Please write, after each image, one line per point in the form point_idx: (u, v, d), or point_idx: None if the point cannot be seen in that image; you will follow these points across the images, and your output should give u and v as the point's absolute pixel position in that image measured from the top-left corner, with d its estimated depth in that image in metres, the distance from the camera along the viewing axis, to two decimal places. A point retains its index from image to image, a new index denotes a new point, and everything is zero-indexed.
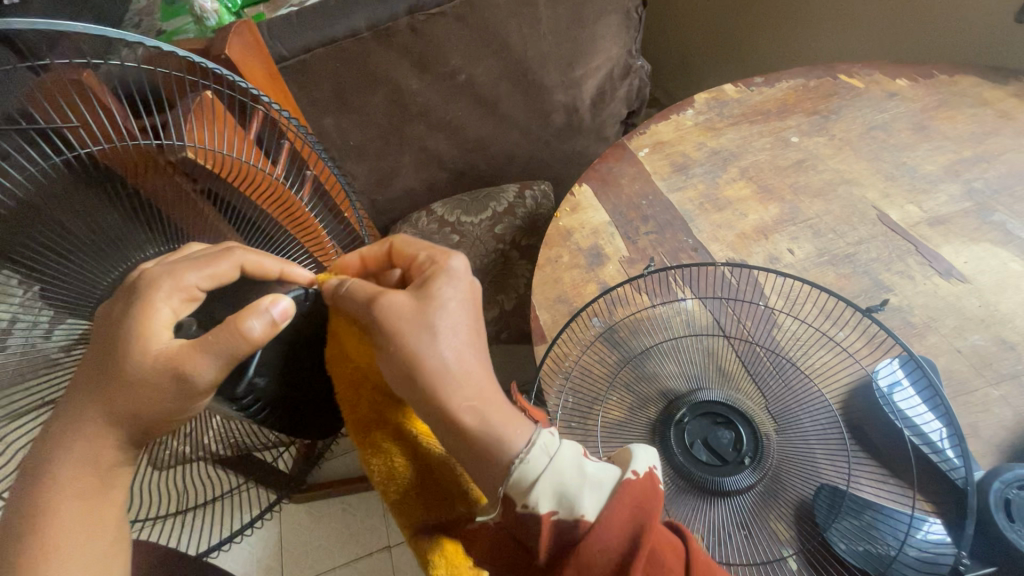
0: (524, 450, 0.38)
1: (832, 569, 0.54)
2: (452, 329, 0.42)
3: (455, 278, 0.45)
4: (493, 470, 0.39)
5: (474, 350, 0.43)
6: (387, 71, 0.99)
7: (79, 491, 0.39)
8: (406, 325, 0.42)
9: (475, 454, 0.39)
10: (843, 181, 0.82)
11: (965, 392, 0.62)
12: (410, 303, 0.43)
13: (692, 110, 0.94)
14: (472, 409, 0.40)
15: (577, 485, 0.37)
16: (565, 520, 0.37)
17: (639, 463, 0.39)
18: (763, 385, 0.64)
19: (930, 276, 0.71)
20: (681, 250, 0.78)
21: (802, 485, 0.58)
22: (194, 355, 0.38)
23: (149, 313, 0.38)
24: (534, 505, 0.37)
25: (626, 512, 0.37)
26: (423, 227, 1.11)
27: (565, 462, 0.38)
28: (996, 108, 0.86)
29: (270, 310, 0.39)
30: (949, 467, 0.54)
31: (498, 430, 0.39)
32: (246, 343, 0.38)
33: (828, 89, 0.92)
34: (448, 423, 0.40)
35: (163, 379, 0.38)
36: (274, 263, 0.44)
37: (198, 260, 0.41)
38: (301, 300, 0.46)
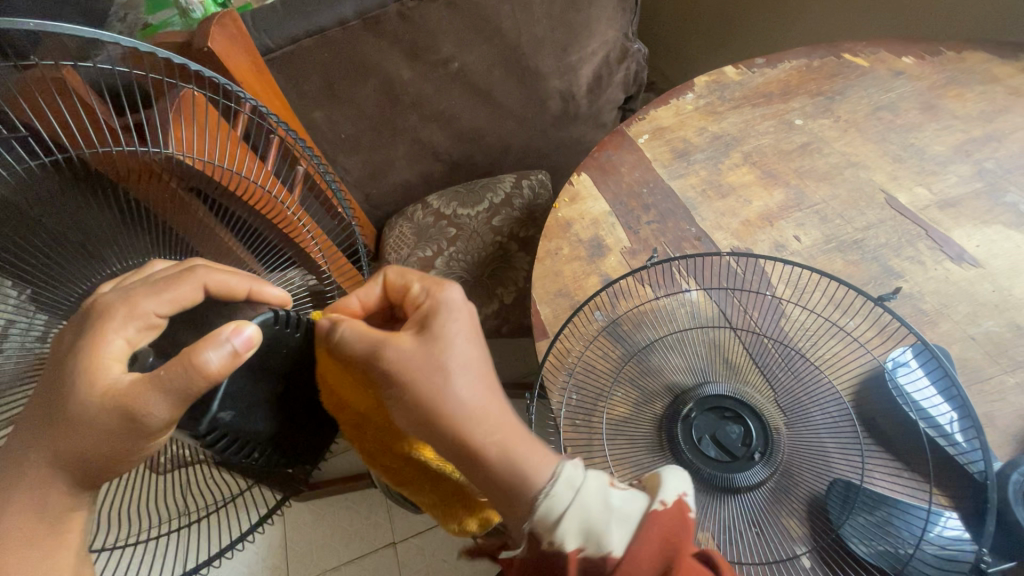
0: (548, 486, 0.39)
1: (847, 567, 0.52)
2: (463, 365, 0.42)
3: (458, 312, 0.44)
4: (517, 506, 0.40)
5: (486, 384, 0.43)
6: (376, 60, 0.96)
7: (35, 527, 0.38)
8: (418, 367, 0.41)
9: (501, 487, 0.40)
10: (848, 164, 0.79)
11: (980, 381, 0.60)
12: (418, 345, 0.42)
13: (692, 94, 0.91)
14: (495, 444, 0.40)
15: (605, 520, 0.39)
16: (591, 556, 0.39)
17: (667, 493, 0.41)
18: (772, 378, 0.63)
19: (941, 261, 0.69)
20: (684, 240, 0.76)
21: (813, 480, 0.57)
22: (142, 392, 0.35)
23: (99, 345, 0.37)
24: (560, 540, 0.39)
25: (655, 544, 0.39)
26: (419, 221, 1.09)
27: (591, 496, 0.39)
28: (1006, 84, 0.83)
29: (231, 340, 0.36)
30: (966, 459, 0.53)
31: (524, 459, 0.40)
32: (202, 377, 0.35)
33: (833, 68, 0.90)
34: (475, 460, 0.40)
35: (110, 416, 0.36)
36: (240, 281, 0.41)
37: (156, 284, 0.38)
38: (272, 325, 0.41)
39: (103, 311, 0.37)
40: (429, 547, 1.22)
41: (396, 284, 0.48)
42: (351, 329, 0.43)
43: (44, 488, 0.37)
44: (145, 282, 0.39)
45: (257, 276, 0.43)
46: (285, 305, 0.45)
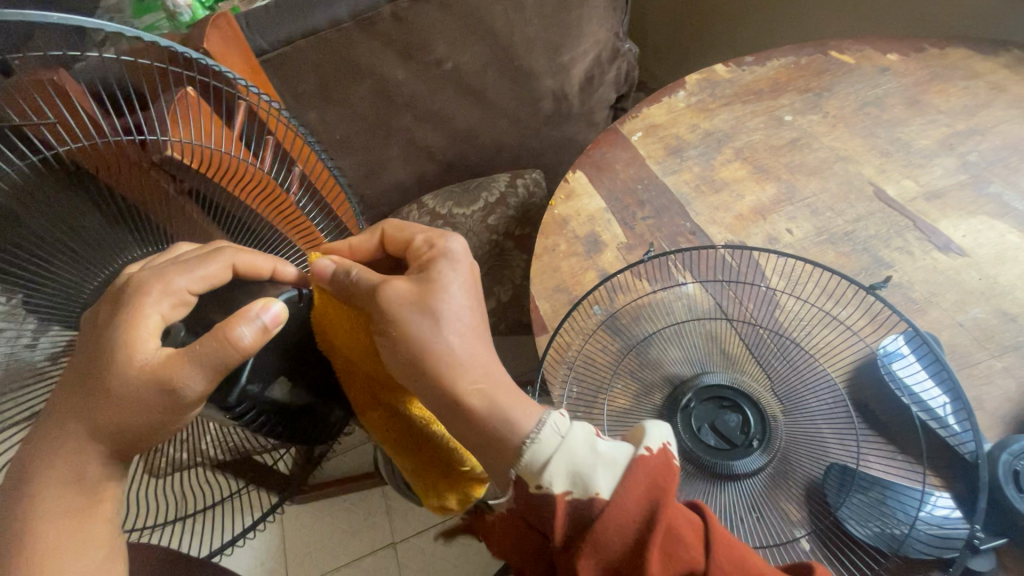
0: (536, 431, 0.39)
1: (845, 548, 0.54)
2: (456, 315, 0.43)
3: (457, 264, 0.46)
4: (501, 449, 0.41)
5: (478, 336, 0.44)
6: (370, 61, 0.97)
7: (66, 509, 0.39)
8: (410, 312, 0.43)
9: (486, 432, 0.41)
10: (838, 159, 0.81)
11: (969, 365, 0.62)
12: (413, 290, 0.44)
13: (683, 92, 0.92)
14: (480, 392, 0.41)
15: (590, 464, 0.38)
16: (578, 500, 0.38)
17: (653, 439, 0.40)
18: (768, 367, 0.64)
19: (929, 251, 0.71)
20: (679, 234, 0.77)
21: (810, 465, 0.58)
22: (180, 365, 0.37)
23: (139, 318, 0.38)
24: (547, 485, 0.38)
25: (640, 488, 0.37)
26: (414, 221, 1.09)
27: (576, 442, 0.39)
28: (988, 80, 0.86)
29: (261, 316, 0.38)
30: (957, 441, 0.54)
31: (510, 407, 0.41)
32: (237, 351, 0.38)
33: (820, 66, 0.92)
34: (460, 410, 0.42)
35: (146, 389, 0.38)
36: (265, 262, 0.44)
37: (186, 264, 0.40)
38: (294, 300, 0.47)
39: (137, 288, 0.38)
40: (430, 547, 1.22)
41: (396, 237, 0.51)
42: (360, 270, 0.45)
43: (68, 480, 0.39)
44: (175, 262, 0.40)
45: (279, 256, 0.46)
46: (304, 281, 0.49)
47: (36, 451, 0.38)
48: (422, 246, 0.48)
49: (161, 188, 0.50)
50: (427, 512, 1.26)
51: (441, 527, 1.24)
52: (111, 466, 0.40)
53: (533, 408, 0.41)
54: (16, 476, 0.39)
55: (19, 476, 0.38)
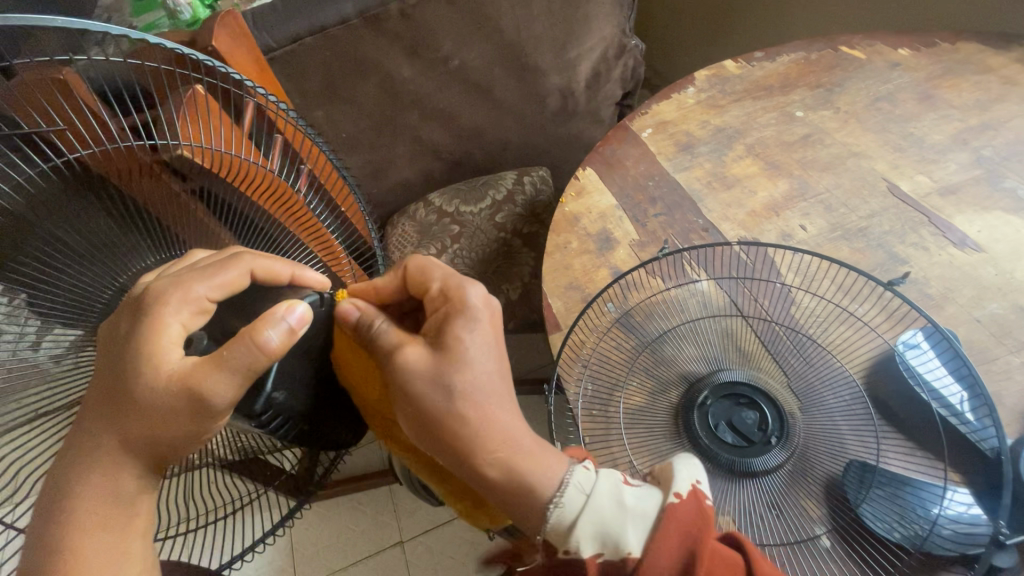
0: (558, 496, 0.39)
1: (867, 545, 0.54)
2: (474, 383, 0.41)
3: (479, 323, 0.44)
4: (525, 515, 0.40)
5: (501, 401, 0.42)
6: (377, 59, 0.96)
7: (101, 515, 0.39)
8: (425, 384, 0.41)
9: (505, 499, 0.40)
10: (850, 154, 0.81)
11: (987, 361, 0.62)
12: (430, 359, 0.42)
13: (693, 88, 0.92)
14: (497, 462, 0.40)
15: (619, 522, 0.38)
16: (611, 559, 0.38)
17: (682, 485, 0.40)
18: (785, 364, 0.64)
19: (944, 247, 0.70)
20: (691, 231, 0.77)
21: (830, 462, 0.58)
22: (210, 373, 0.37)
23: (160, 328, 0.38)
24: (576, 549, 0.39)
25: (673, 541, 0.37)
26: (422, 219, 1.09)
27: (602, 498, 0.39)
28: (1000, 74, 0.85)
29: (287, 318, 0.38)
30: (977, 437, 0.55)
31: (528, 476, 0.40)
32: (264, 355, 0.38)
33: (831, 61, 0.91)
34: (477, 479, 0.41)
35: (176, 397, 0.38)
36: (284, 265, 0.43)
37: (205, 270, 0.40)
38: (317, 306, 0.45)
39: (157, 299, 0.38)
40: (439, 546, 1.22)
41: (416, 279, 0.48)
42: (383, 329, 0.45)
43: (95, 483, 0.39)
44: (193, 268, 0.40)
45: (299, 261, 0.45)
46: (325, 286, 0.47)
47: (73, 450, 0.39)
48: (441, 298, 0.45)
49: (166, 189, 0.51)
50: (435, 511, 1.26)
51: (450, 525, 1.24)
52: (144, 465, 0.41)
53: (553, 468, 0.40)
54: (52, 476, 0.39)
55: (55, 476, 0.39)
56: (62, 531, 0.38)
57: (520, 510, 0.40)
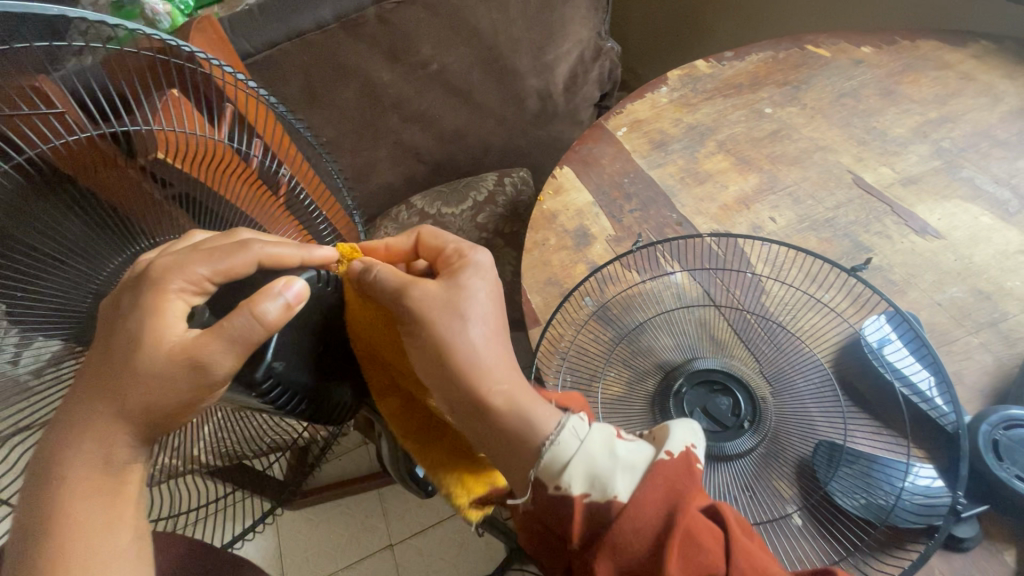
0: (555, 433, 0.40)
1: (836, 521, 0.55)
2: (481, 319, 0.45)
3: (484, 270, 0.47)
4: (521, 450, 0.41)
5: (500, 340, 0.45)
6: (356, 62, 0.97)
7: (92, 489, 0.40)
8: (437, 312, 0.44)
9: (503, 433, 0.42)
10: (817, 148, 0.83)
11: (948, 342, 0.64)
12: (440, 295, 0.45)
13: (666, 87, 0.94)
14: (503, 392, 0.42)
15: (609, 466, 0.38)
16: (597, 501, 0.38)
17: (674, 443, 0.39)
18: (756, 350, 0.66)
19: (907, 235, 0.73)
20: (666, 225, 0.79)
21: (800, 443, 0.60)
22: (210, 345, 0.38)
23: (162, 304, 0.39)
24: (565, 486, 0.38)
25: (659, 491, 0.37)
26: (403, 221, 1.09)
27: (596, 443, 0.39)
28: (958, 70, 0.89)
29: (284, 293, 0.39)
30: (938, 414, 0.57)
31: (528, 408, 0.42)
32: (263, 327, 0.39)
33: (797, 59, 0.94)
34: (479, 409, 0.42)
35: (177, 370, 0.39)
36: (294, 252, 0.44)
37: (211, 254, 0.41)
38: (316, 282, 0.47)
39: (160, 274, 0.39)
40: (427, 547, 1.22)
41: (431, 242, 0.51)
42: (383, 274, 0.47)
43: (82, 476, 0.40)
44: (198, 249, 0.41)
45: (308, 246, 0.46)
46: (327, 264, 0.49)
47: (63, 431, 0.39)
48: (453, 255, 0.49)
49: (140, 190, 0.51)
50: (424, 513, 1.26)
51: (437, 527, 1.24)
52: (134, 450, 0.41)
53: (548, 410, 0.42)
54: (39, 465, 0.40)
55: (43, 465, 0.40)
56: (53, 519, 0.39)
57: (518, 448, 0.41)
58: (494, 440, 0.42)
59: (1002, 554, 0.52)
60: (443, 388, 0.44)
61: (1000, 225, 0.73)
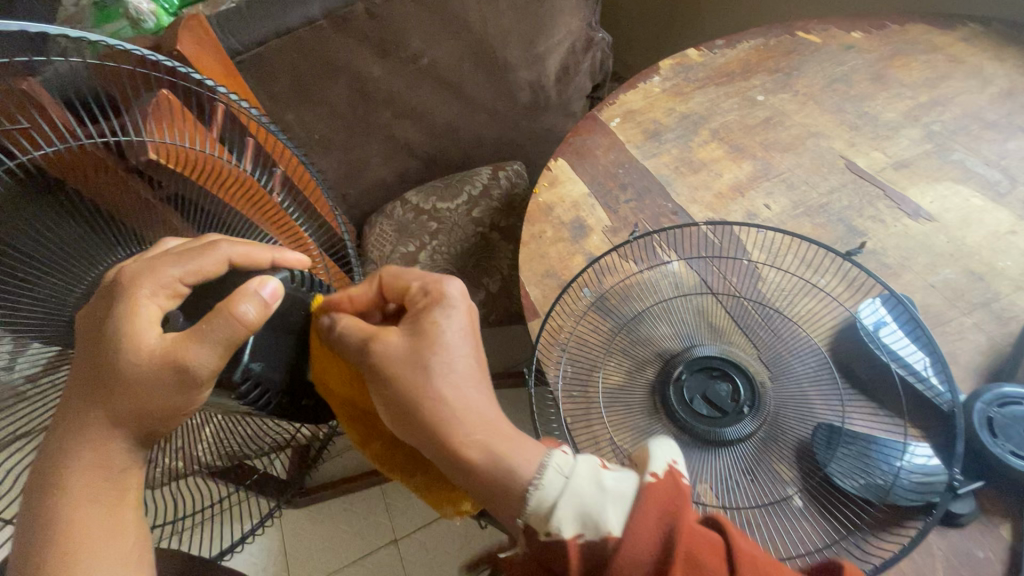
0: (538, 476, 0.38)
1: (837, 502, 0.56)
2: (452, 367, 0.42)
3: (457, 310, 0.44)
4: (506, 504, 0.39)
5: (478, 386, 0.42)
6: (347, 58, 0.96)
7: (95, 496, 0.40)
8: (402, 367, 0.42)
9: (497, 492, 0.39)
10: (810, 135, 0.84)
11: (942, 323, 0.65)
12: (405, 346, 0.42)
13: (658, 77, 0.94)
14: (478, 443, 0.40)
15: (598, 500, 0.37)
16: (592, 541, 0.36)
17: (657, 464, 0.39)
18: (754, 336, 0.66)
19: (900, 219, 0.74)
20: (661, 215, 0.79)
21: (799, 426, 0.60)
22: (191, 348, 0.38)
23: (133, 310, 0.38)
24: (557, 530, 0.37)
25: (652, 515, 0.36)
26: (399, 217, 1.09)
27: (582, 479, 0.38)
28: (947, 53, 0.89)
29: (259, 292, 0.39)
30: (934, 394, 0.58)
31: (507, 456, 0.39)
32: (243, 327, 0.38)
33: (788, 46, 0.94)
34: (457, 462, 0.40)
35: (161, 374, 0.38)
36: (264, 252, 0.44)
37: (181, 255, 0.41)
38: (288, 283, 0.46)
39: (131, 280, 0.39)
40: (432, 541, 1.23)
41: (393, 286, 0.48)
42: (347, 326, 0.44)
43: (88, 473, 0.40)
44: (181, 253, 0.41)
45: (277, 245, 0.45)
46: (305, 265, 0.48)
47: (60, 441, 0.40)
48: (420, 295, 0.46)
49: (132, 192, 0.52)
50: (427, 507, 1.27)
51: (442, 521, 1.25)
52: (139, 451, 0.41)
53: (531, 452, 0.40)
54: (43, 469, 0.40)
55: (50, 467, 0.40)
56: (61, 520, 0.39)
57: (504, 503, 0.39)
58: (473, 492, 0.41)
59: (998, 529, 0.53)
60: (417, 441, 0.42)
61: (990, 206, 0.74)
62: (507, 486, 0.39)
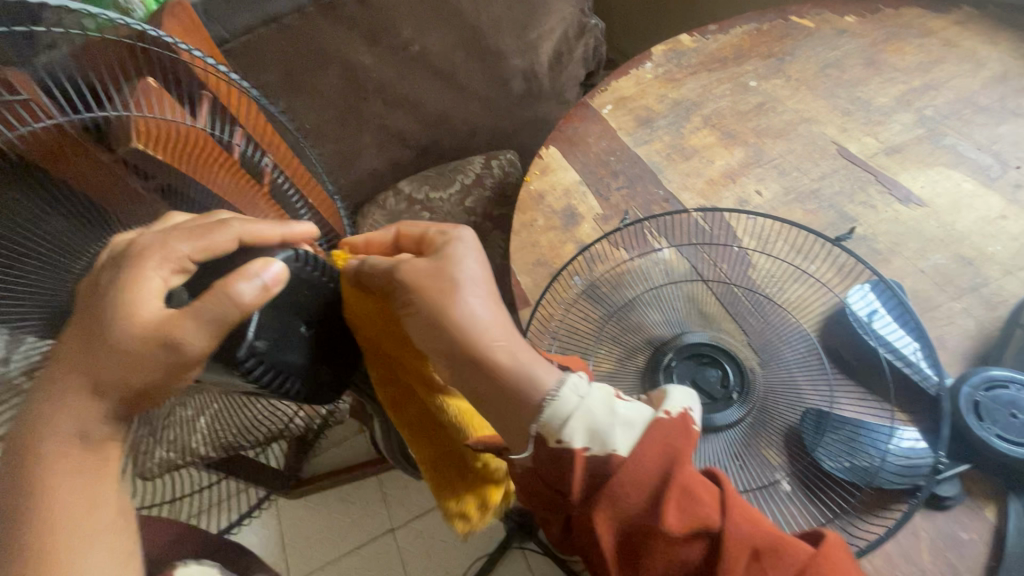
0: (555, 389, 0.39)
1: (823, 485, 0.57)
2: (472, 282, 0.43)
3: (470, 241, 0.46)
4: (520, 408, 0.40)
5: (497, 303, 0.44)
6: (336, 46, 0.95)
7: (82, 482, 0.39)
8: (429, 284, 0.43)
9: (506, 399, 0.41)
10: (802, 121, 0.83)
11: (931, 308, 0.65)
12: (425, 267, 0.44)
13: (650, 63, 0.93)
14: (501, 349, 0.41)
15: (610, 423, 0.38)
16: (598, 456, 0.38)
17: (671, 404, 0.40)
18: (743, 323, 0.66)
19: (891, 204, 0.73)
20: (653, 202, 0.79)
21: (787, 411, 0.61)
22: (184, 322, 0.36)
23: (138, 282, 0.37)
24: (567, 440, 0.38)
25: (658, 448, 0.37)
26: (391, 207, 1.08)
27: (596, 402, 0.39)
28: (940, 37, 0.89)
29: (260, 275, 0.37)
30: (921, 378, 0.59)
31: (528, 364, 0.41)
32: (237, 307, 0.36)
33: (781, 31, 0.93)
34: (481, 370, 0.41)
35: (156, 351, 0.37)
36: (274, 229, 0.42)
37: (191, 231, 0.40)
38: (294, 263, 0.42)
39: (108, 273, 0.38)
40: (428, 529, 1.24)
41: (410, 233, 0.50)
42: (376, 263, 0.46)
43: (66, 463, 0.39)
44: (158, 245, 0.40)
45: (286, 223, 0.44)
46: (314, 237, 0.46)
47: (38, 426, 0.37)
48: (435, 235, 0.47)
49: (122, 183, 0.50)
50: (424, 496, 1.28)
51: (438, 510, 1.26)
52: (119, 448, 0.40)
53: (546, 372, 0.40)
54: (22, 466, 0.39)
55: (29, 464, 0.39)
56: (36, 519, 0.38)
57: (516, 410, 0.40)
58: (493, 400, 0.41)
59: (983, 511, 0.54)
60: (444, 354, 0.42)
61: (981, 191, 0.74)
62: (527, 394, 0.40)
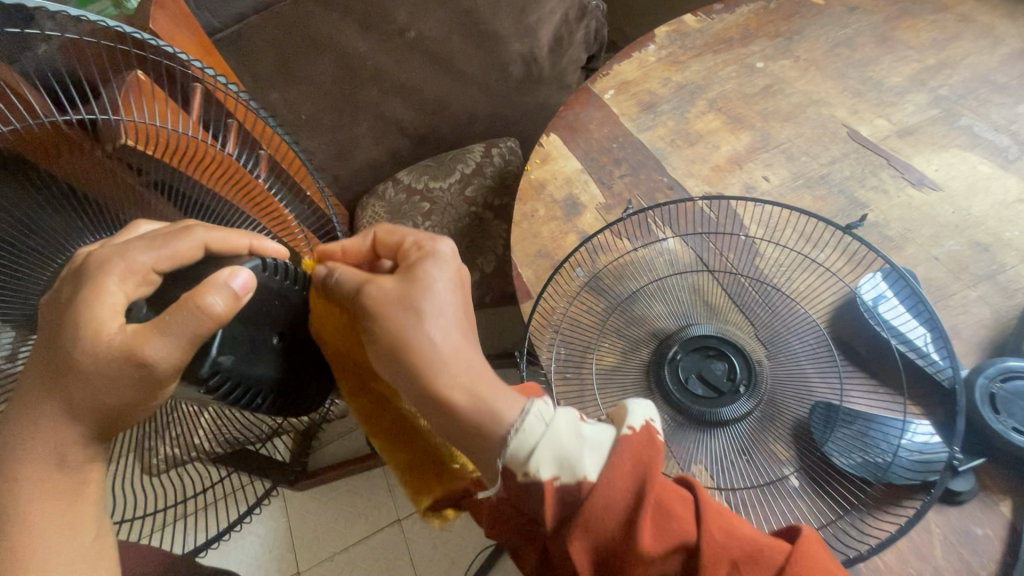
0: (519, 420, 0.36)
1: (833, 480, 0.56)
2: (442, 309, 0.40)
3: (446, 257, 0.43)
4: (488, 446, 0.37)
5: (462, 331, 0.40)
6: (328, 34, 0.96)
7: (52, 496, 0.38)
8: (390, 308, 0.40)
9: (466, 435, 0.37)
10: (811, 103, 0.80)
11: (945, 297, 0.63)
12: (394, 290, 0.40)
13: (654, 45, 0.90)
14: (461, 385, 0.37)
15: (576, 448, 0.35)
16: (567, 484, 0.35)
17: (635, 417, 0.37)
18: (750, 314, 0.65)
19: (903, 188, 0.71)
20: (656, 189, 0.77)
21: (796, 405, 0.59)
22: (152, 341, 0.34)
23: (99, 295, 0.36)
24: (534, 472, 0.35)
25: (627, 466, 0.35)
26: (391, 198, 1.04)
27: (563, 426, 0.36)
28: (956, 12, 0.85)
29: (230, 282, 0.35)
30: (935, 369, 0.57)
31: (490, 400, 0.37)
32: (210, 321, 0.35)
33: (790, 9, 0.90)
34: (441, 406, 0.38)
35: (120, 367, 0.35)
36: (241, 236, 0.40)
37: (154, 241, 0.38)
38: (261, 272, 0.40)
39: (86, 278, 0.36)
40: None
41: (387, 241, 0.46)
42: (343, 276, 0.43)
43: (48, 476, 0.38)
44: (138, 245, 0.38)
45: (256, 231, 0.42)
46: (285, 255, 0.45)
47: (13, 434, 0.37)
48: (413, 247, 0.44)
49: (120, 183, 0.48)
50: None
51: None
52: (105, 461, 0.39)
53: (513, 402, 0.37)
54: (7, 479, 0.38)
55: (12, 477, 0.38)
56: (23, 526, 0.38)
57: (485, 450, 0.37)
58: (455, 435, 0.38)
59: (998, 506, 0.52)
60: (400, 383, 0.39)
61: (998, 173, 0.71)
62: (490, 431, 0.36)
